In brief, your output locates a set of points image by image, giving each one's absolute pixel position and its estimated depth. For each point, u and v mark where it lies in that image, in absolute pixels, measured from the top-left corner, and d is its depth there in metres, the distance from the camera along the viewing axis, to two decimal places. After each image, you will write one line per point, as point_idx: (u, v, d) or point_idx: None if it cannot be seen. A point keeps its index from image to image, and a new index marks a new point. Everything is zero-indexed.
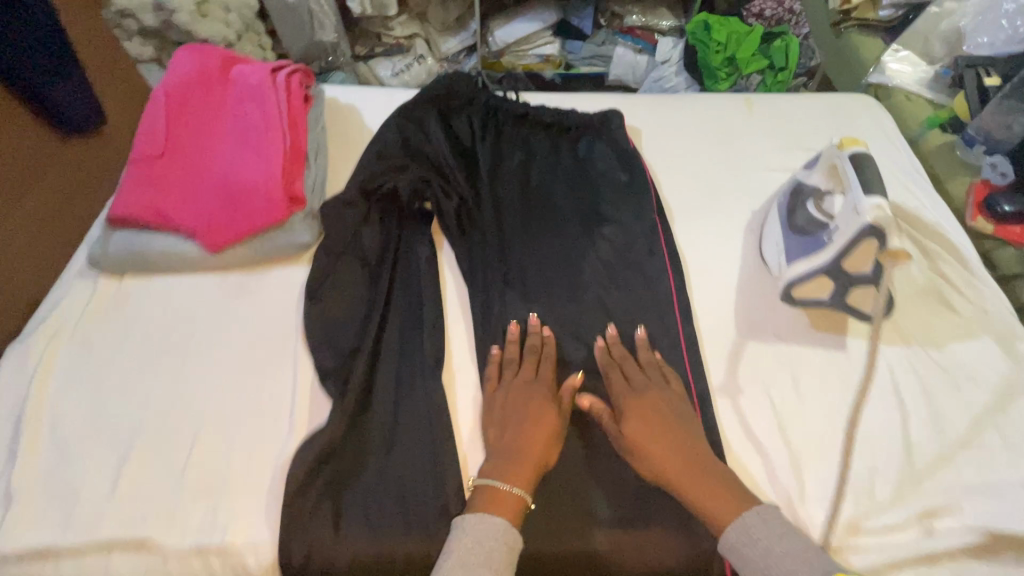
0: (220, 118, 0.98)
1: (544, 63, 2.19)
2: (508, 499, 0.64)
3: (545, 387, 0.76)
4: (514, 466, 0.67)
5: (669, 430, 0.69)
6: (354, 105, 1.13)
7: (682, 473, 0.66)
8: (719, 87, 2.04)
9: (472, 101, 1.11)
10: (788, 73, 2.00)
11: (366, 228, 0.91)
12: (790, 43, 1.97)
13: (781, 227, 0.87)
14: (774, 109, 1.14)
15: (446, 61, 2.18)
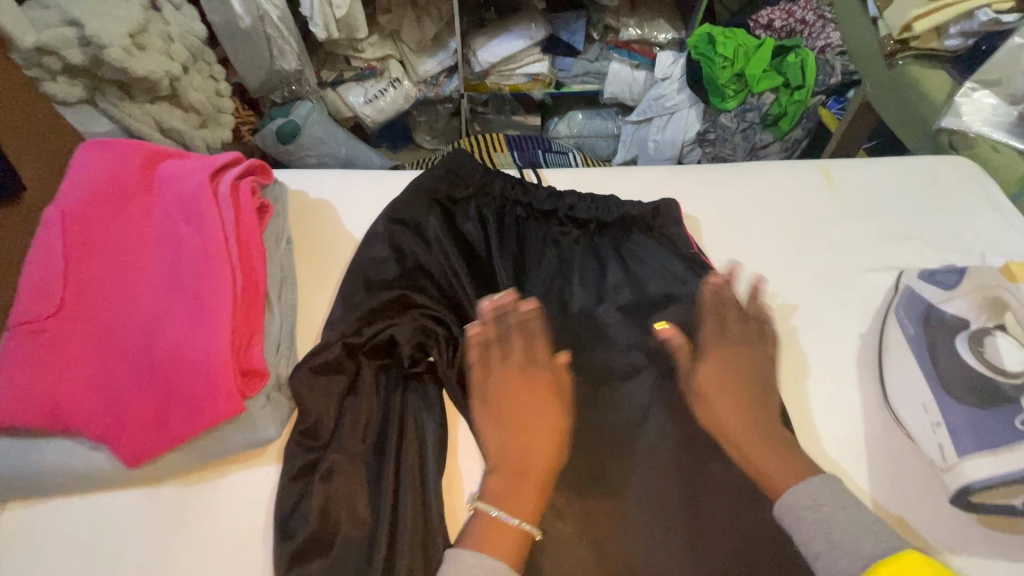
0: (143, 247, 0.71)
1: (531, 83, 1.86)
2: (510, 533, 0.56)
3: (546, 372, 0.66)
4: (514, 483, 0.59)
5: (744, 393, 0.67)
6: (327, 201, 0.86)
7: (745, 445, 0.64)
8: (727, 106, 1.71)
9: (484, 190, 0.85)
10: (807, 91, 1.65)
11: (356, 403, 0.66)
12: (807, 57, 1.65)
13: (926, 379, 0.65)
14: (858, 179, 0.91)
15: (424, 83, 1.82)
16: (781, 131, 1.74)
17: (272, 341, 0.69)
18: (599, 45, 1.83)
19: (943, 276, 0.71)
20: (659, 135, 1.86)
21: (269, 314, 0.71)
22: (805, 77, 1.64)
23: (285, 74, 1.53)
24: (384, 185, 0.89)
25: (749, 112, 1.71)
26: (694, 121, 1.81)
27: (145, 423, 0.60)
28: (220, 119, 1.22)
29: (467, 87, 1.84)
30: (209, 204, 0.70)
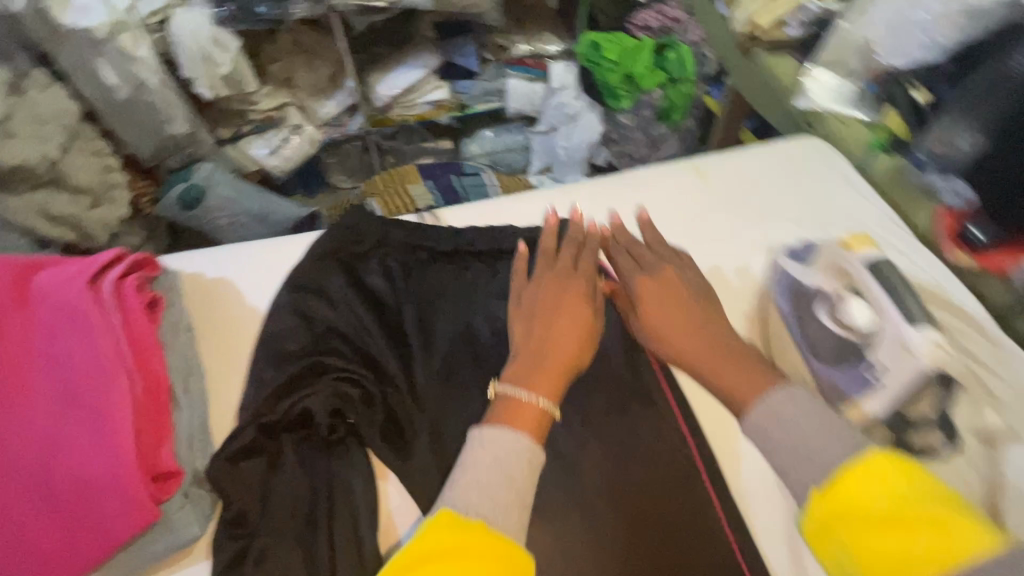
0: (22, 366, 0.66)
1: (435, 110, 1.85)
2: (528, 409, 0.58)
3: (584, 280, 0.70)
4: (540, 371, 0.61)
5: (683, 302, 0.67)
6: (226, 280, 0.85)
7: (684, 342, 0.64)
8: (622, 106, 1.81)
9: (383, 244, 0.87)
10: (690, 82, 1.78)
11: (280, 482, 0.65)
12: (684, 52, 1.77)
13: (801, 348, 0.74)
14: (725, 172, 1.00)
15: (327, 126, 1.78)
16: (675, 122, 1.85)
17: (182, 437, 0.67)
18: (494, 65, 1.88)
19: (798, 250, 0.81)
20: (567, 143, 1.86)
21: (177, 409, 0.69)
22: (685, 71, 1.77)
23: (179, 141, 1.47)
24: (283, 250, 0.88)
25: (644, 109, 1.81)
26: (597, 122, 1.83)
27: (51, 555, 0.57)
28: (113, 194, 1.22)
29: (370, 121, 1.81)
30: (93, 309, 0.68)
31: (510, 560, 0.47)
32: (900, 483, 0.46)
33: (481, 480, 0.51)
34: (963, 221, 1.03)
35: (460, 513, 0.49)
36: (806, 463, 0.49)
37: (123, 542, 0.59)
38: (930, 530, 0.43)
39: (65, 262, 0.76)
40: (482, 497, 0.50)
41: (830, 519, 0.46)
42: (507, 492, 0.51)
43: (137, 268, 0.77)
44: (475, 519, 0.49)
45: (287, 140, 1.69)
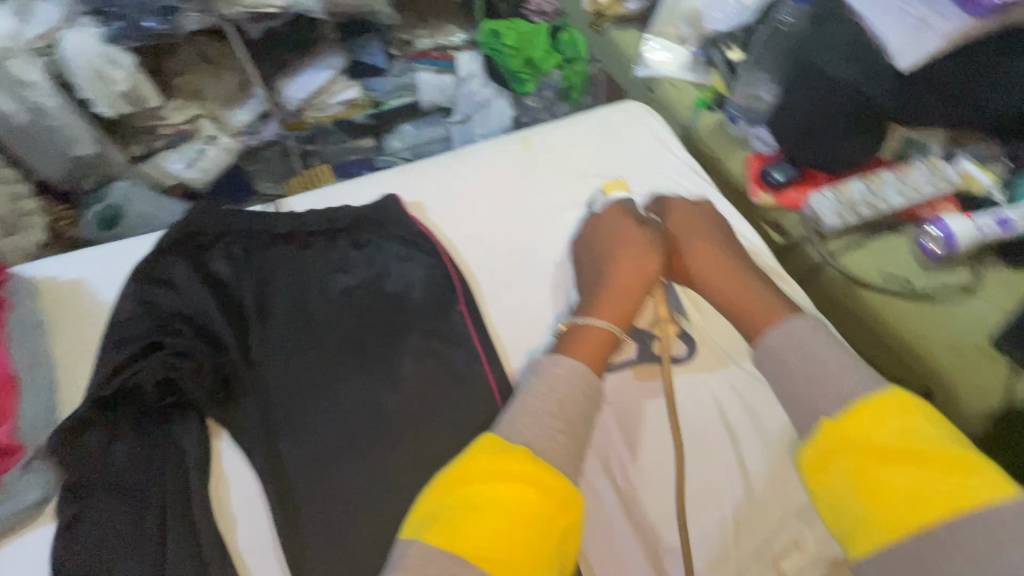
0: None
1: (348, 109, 1.87)
2: (603, 336, 0.79)
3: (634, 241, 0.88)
4: (602, 304, 0.83)
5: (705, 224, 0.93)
6: (81, 281, 0.92)
7: (692, 271, 0.89)
8: (526, 90, 1.88)
9: (226, 232, 0.95)
10: (583, 62, 1.88)
11: (121, 448, 0.74)
12: (576, 33, 1.86)
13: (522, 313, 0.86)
14: (549, 139, 1.11)
15: (242, 135, 1.78)
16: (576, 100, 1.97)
17: (26, 421, 0.74)
18: (400, 61, 1.94)
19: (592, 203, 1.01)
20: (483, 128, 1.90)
21: (22, 396, 0.76)
22: (579, 51, 1.86)
23: (86, 163, 1.56)
24: (135, 248, 0.96)
25: (546, 91, 1.90)
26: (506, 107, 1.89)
27: None
28: None
29: (286, 127, 1.83)
30: None
31: (546, 482, 0.63)
32: (907, 416, 0.63)
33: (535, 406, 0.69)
34: (765, 164, 1.14)
35: (505, 441, 0.66)
36: (826, 394, 0.67)
37: None
38: (958, 469, 0.58)
39: None
40: (530, 427, 0.67)
41: (829, 445, 0.64)
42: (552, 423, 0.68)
43: None
44: (518, 447, 0.65)
45: (203, 152, 1.71)
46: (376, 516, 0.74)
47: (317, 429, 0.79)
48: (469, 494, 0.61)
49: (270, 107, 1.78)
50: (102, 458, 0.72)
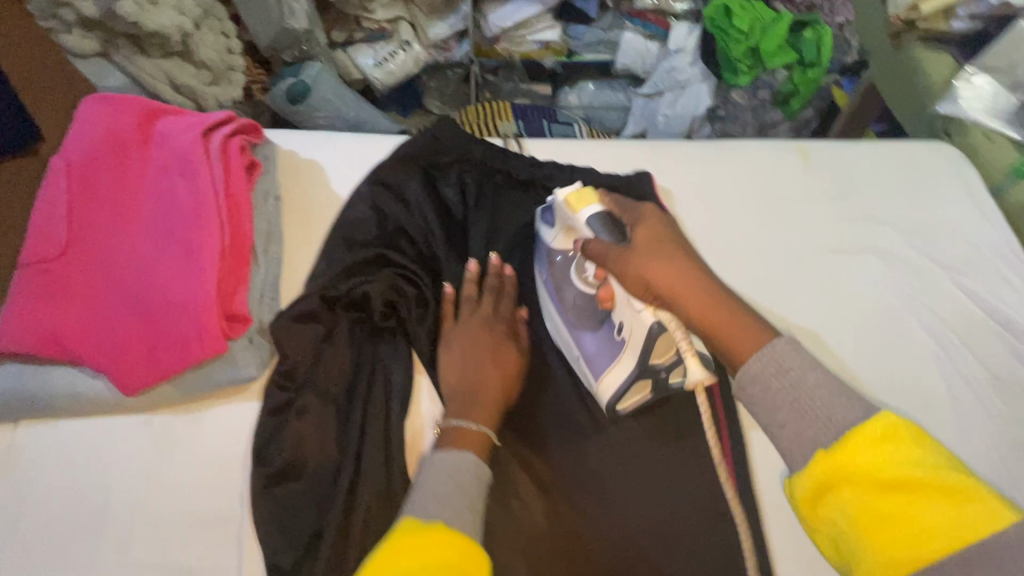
0: (138, 197, 0.75)
1: (543, 52, 1.72)
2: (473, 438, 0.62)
3: (504, 328, 0.75)
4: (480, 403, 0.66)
5: (659, 246, 0.60)
6: (317, 164, 0.90)
7: (684, 289, 0.56)
8: (740, 82, 1.62)
9: (464, 159, 0.88)
10: (822, 68, 1.58)
11: (331, 353, 0.72)
12: (825, 33, 1.55)
13: (554, 308, 0.74)
14: (836, 159, 0.92)
15: (434, 48, 1.69)
16: (792, 110, 1.68)
17: (255, 292, 0.74)
18: (614, 12, 1.68)
19: (548, 211, 0.75)
20: (669, 110, 1.70)
21: (255, 266, 0.76)
22: (820, 55, 1.56)
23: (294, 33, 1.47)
24: (372, 147, 0.92)
25: (761, 90, 1.66)
26: (707, 96, 1.67)
27: (136, 356, 0.66)
28: (231, 76, 1.18)
29: (476, 52, 1.71)
30: (202, 161, 0.75)
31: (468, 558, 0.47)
32: (887, 445, 0.41)
33: (441, 492, 0.54)
34: None
35: (419, 521, 0.50)
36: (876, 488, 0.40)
37: (192, 363, 0.67)
38: (941, 496, 0.39)
39: (185, 113, 0.83)
40: (442, 505, 0.52)
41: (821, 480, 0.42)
42: (461, 498, 0.54)
43: (243, 133, 0.83)
44: (431, 522, 0.49)
45: (394, 56, 1.64)
46: (566, 519, 0.67)
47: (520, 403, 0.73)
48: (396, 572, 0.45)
49: (471, 27, 1.66)
50: (316, 358, 0.71)
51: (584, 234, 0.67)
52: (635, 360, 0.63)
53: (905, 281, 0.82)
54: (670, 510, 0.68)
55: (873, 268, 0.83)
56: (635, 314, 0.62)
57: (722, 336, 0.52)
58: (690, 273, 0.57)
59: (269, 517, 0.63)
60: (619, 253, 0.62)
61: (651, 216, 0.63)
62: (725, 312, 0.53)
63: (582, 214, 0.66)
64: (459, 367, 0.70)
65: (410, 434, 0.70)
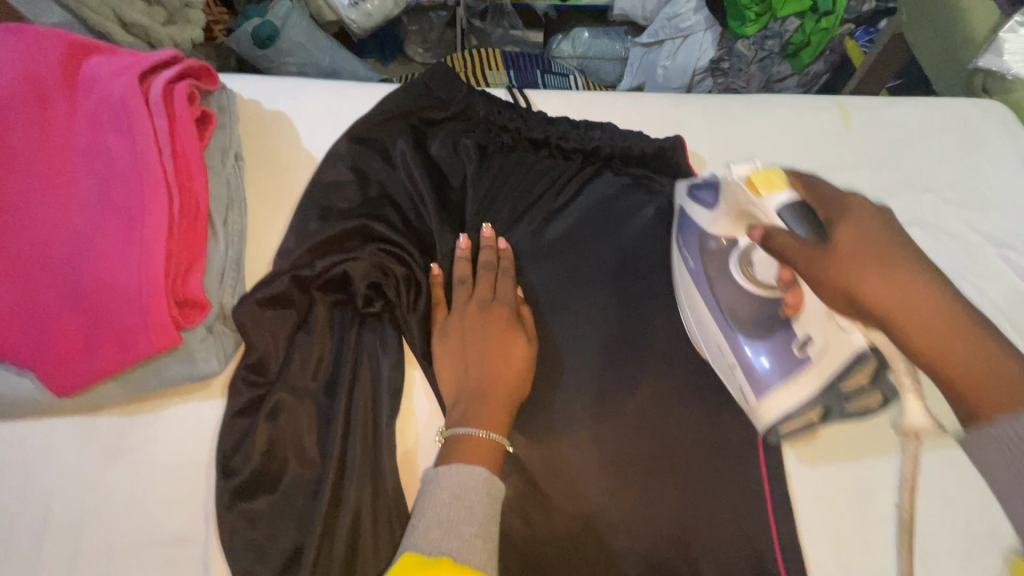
0: (63, 156, 0.62)
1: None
2: (482, 446, 0.55)
3: (506, 308, 0.64)
4: (484, 404, 0.57)
5: (891, 257, 0.43)
6: (286, 116, 0.77)
7: (910, 319, 0.42)
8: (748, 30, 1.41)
9: (458, 112, 0.76)
10: (837, 17, 1.37)
11: (307, 340, 0.62)
12: None
13: (716, 323, 0.63)
14: (877, 120, 0.82)
15: None
16: (801, 63, 1.48)
17: (214, 271, 0.62)
18: None
19: (706, 188, 0.63)
20: (669, 62, 1.49)
21: (213, 240, 0.64)
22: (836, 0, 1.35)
23: None
24: (352, 99, 0.79)
25: (769, 40, 1.42)
26: (710, 47, 1.45)
27: (71, 352, 0.55)
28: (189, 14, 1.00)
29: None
30: (141, 112, 0.62)
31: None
32: None
33: (447, 518, 0.49)
34: None
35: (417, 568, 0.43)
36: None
37: (140, 360, 0.56)
38: None
39: (120, 52, 0.68)
40: (449, 537, 0.47)
41: None
42: (468, 526, 0.49)
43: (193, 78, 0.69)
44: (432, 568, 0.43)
45: None
46: (582, 525, 0.60)
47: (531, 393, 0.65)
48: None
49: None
50: (289, 351, 0.61)
51: (769, 222, 0.52)
52: (818, 387, 0.54)
53: (950, 259, 0.75)
54: (695, 514, 0.61)
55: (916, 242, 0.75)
56: (837, 332, 0.51)
57: (940, 367, 0.41)
58: (929, 307, 0.41)
59: (239, 534, 0.55)
60: (815, 254, 0.47)
61: (861, 210, 0.48)
62: (978, 359, 0.40)
63: (771, 204, 0.52)
64: (462, 368, 0.60)
65: (402, 436, 0.61)
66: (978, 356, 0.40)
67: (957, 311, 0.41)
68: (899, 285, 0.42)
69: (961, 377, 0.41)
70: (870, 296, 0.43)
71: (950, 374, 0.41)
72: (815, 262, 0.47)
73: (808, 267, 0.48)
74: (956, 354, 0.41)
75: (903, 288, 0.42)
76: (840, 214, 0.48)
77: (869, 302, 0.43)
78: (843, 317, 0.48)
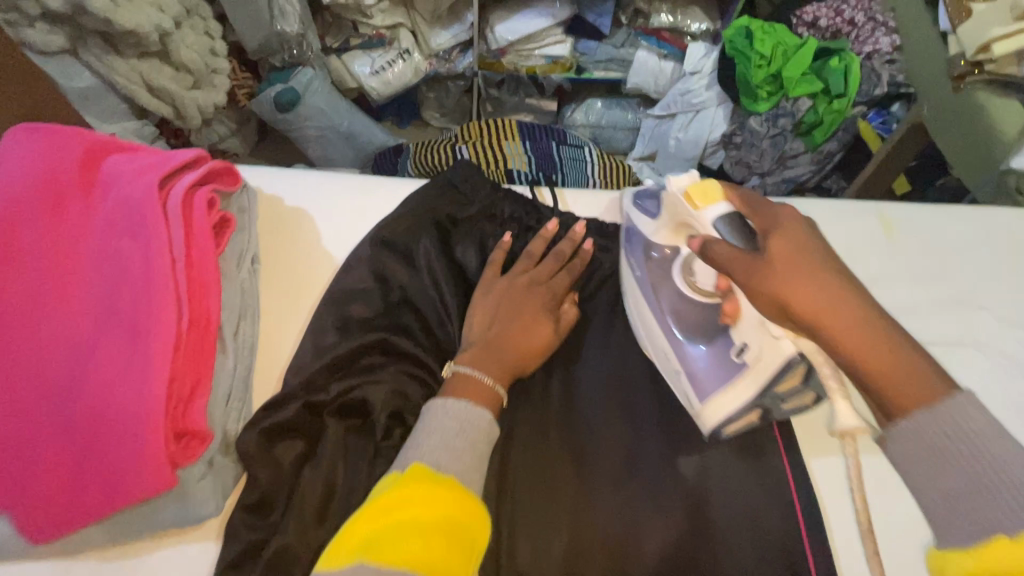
0: (70, 264, 0.58)
1: (551, 66, 1.49)
2: (484, 391, 0.58)
3: (551, 296, 0.67)
4: (491, 356, 0.61)
5: (806, 262, 0.44)
6: (307, 214, 0.74)
7: (842, 332, 0.41)
8: (757, 109, 1.39)
9: (488, 214, 0.74)
10: (850, 100, 1.34)
11: (314, 475, 0.56)
12: (854, 64, 1.34)
13: (655, 318, 0.64)
14: (920, 229, 0.79)
15: (435, 57, 1.49)
16: (814, 142, 1.43)
17: (220, 393, 0.57)
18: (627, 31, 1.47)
19: (650, 199, 0.66)
20: (682, 134, 1.52)
21: (221, 356, 0.59)
22: (848, 85, 1.33)
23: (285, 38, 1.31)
24: (375, 195, 0.76)
25: (782, 118, 1.39)
26: (722, 122, 1.48)
27: (54, 491, 0.50)
28: (214, 79, 1.07)
29: (480, 65, 1.49)
30: (156, 220, 0.58)
31: (473, 515, 0.46)
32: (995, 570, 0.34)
33: (449, 443, 0.52)
34: None
35: (433, 468, 0.49)
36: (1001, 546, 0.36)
37: (129, 502, 0.50)
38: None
39: (141, 151, 0.66)
40: None
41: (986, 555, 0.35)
42: (469, 455, 0.52)
43: (214, 178, 0.66)
44: (446, 476, 0.48)
45: (391, 64, 1.45)
46: None
47: (543, 514, 0.58)
48: (398, 520, 0.44)
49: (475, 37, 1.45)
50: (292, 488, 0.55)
51: (705, 232, 0.54)
52: (755, 389, 0.53)
53: (1010, 384, 0.69)
54: None
55: (972, 365, 0.70)
56: (769, 340, 0.50)
57: (872, 377, 0.41)
58: (847, 312, 0.42)
59: None
60: (753, 266, 0.46)
61: (791, 224, 0.48)
62: (899, 366, 0.40)
63: (707, 215, 0.53)
64: (484, 344, 0.62)
65: None
66: (898, 363, 0.40)
67: (886, 335, 0.41)
68: (821, 286, 0.43)
69: (875, 371, 0.40)
70: (796, 296, 0.43)
71: (870, 375, 0.41)
72: (748, 266, 0.47)
73: (726, 263, 0.49)
74: (889, 369, 0.40)
75: (821, 293, 0.43)
76: (773, 228, 0.48)
77: (792, 302, 0.43)
78: (776, 324, 0.47)
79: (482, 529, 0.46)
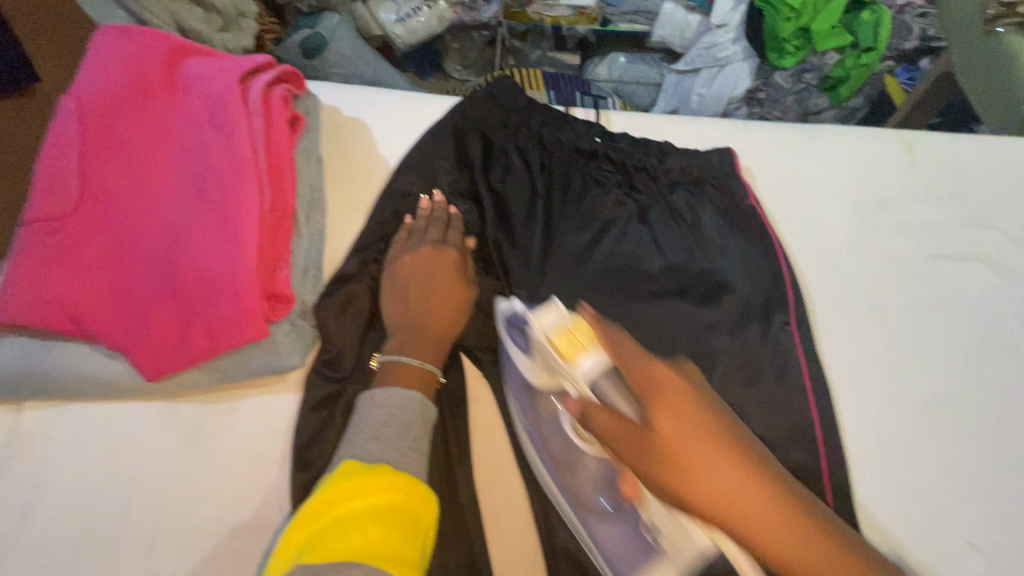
0: (161, 149, 0.65)
1: (576, 17, 1.48)
2: (417, 374, 0.58)
3: (458, 253, 0.68)
4: (420, 340, 0.61)
5: (700, 448, 0.43)
6: (362, 123, 0.79)
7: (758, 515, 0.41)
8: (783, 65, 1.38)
9: (526, 128, 0.77)
10: (878, 54, 1.35)
11: (378, 340, 0.65)
12: (884, 16, 1.33)
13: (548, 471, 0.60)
14: (938, 153, 0.83)
15: (460, 5, 1.49)
16: (839, 97, 1.45)
17: (297, 266, 0.65)
18: None
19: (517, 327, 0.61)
20: (705, 90, 1.45)
21: (297, 238, 0.66)
22: (877, 38, 1.34)
23: None
24: (422, 107, 0.81)
25: (807, 73, 1.41)
26: (746, 78, 1.43)
27: (164, 337, 0.58)
28: (241, 22, 1.06)
29: (506, 14, 1.52)
30: (238, 110, 0.64)
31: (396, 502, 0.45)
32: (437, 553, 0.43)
33: (385, 433, 0.51)
34: None
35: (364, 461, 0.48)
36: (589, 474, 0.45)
37: (228, 349, 0.58)
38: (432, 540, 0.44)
39: (215, 55, 0.72)
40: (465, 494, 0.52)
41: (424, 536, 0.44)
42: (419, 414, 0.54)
43: (283, 82, 0.71)
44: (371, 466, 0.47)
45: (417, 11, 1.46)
46: None
47: None
48: (338, 514, 0.43)
49: None
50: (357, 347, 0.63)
51: (583, 390, 0.52)
52: None
53: (1010, 289, 0.75)
54: None
55: (979, 277, 0.75)
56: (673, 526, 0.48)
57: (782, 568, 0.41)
58: (772, 509, 0.42)
59: None
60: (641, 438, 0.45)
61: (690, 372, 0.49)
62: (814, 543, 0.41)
63: (580, 371, 0.52)
64: (412, 326, 0.63)
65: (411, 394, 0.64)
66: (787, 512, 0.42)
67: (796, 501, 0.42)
68: (721, 474, 0.42)
69: None
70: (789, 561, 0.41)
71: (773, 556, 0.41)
72: (640, 448, 0.45)
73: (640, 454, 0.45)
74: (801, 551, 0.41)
75: (795, 536, 0.41)
76: (658, 392, 0.46)
77: (709, 497, 0.42)
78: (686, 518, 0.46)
79: (428, 513, 0.47)
